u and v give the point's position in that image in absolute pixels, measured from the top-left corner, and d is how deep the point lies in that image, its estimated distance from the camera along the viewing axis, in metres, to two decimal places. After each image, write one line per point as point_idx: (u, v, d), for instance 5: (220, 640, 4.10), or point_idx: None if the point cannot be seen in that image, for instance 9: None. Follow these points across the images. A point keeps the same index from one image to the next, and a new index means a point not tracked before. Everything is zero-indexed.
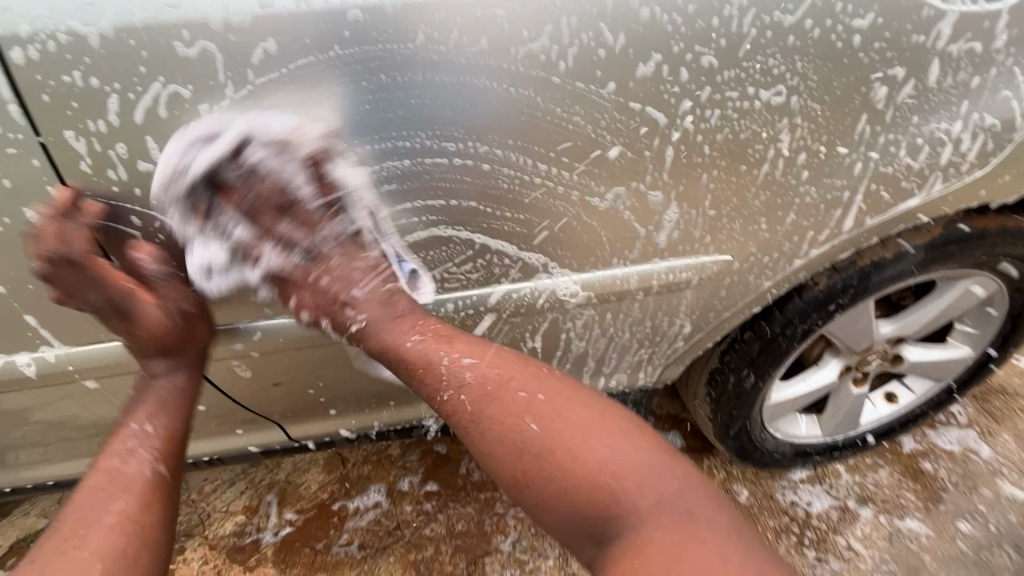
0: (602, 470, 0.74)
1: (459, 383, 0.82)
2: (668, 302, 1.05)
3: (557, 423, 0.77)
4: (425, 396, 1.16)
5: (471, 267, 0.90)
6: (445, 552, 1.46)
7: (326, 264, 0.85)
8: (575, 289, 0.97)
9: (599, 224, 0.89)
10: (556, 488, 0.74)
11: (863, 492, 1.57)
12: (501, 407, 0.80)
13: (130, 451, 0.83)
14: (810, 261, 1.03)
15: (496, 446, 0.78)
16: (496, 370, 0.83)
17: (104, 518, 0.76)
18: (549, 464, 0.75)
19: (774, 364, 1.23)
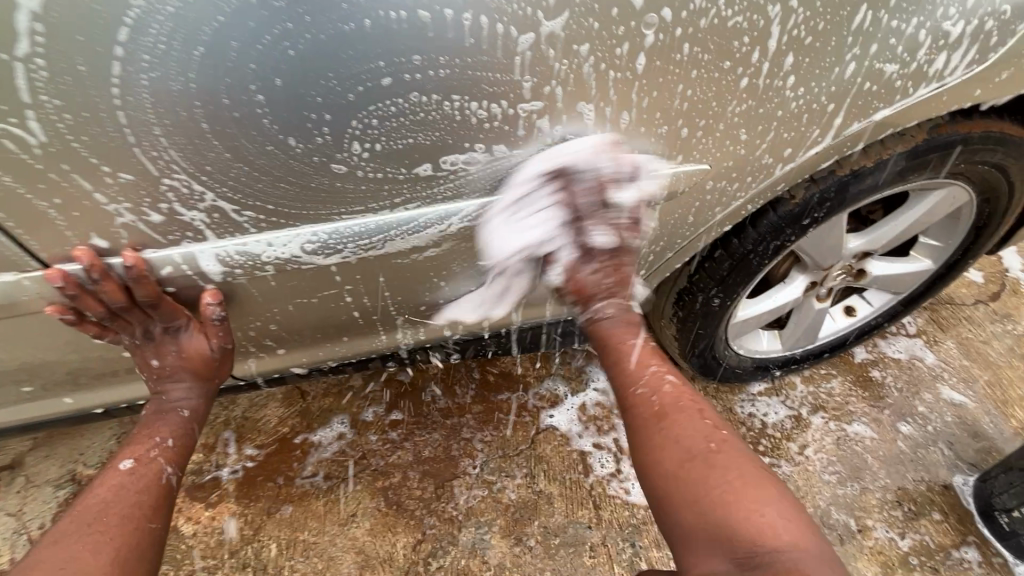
0: (715, 474, 0.80)
1: (653, 391, 0.95)
2: (639, 221, 0.97)
3: (685, 430, 0.88)
4: (380, 330, 1.08)
5: (415, 180, 0.79)
6: (412, 478, 1.45)
7: (244, 183, 0.73)
8: (539, 209, 0.88)
9: (565, 130, 0.79)
10: (669, 488, 0.82)
11: (816, 401, 1.63)
12: (693, 425, 0.88)
13: (148, 458, 0.97)
14: (789, 172, 0.96)
15: (659, 455, 0.86)
16: (692, 398, 0.94)
17: (123, 513, 0.88)
18: (671, 465, 0.84)
19: (743, 283, 1.19)
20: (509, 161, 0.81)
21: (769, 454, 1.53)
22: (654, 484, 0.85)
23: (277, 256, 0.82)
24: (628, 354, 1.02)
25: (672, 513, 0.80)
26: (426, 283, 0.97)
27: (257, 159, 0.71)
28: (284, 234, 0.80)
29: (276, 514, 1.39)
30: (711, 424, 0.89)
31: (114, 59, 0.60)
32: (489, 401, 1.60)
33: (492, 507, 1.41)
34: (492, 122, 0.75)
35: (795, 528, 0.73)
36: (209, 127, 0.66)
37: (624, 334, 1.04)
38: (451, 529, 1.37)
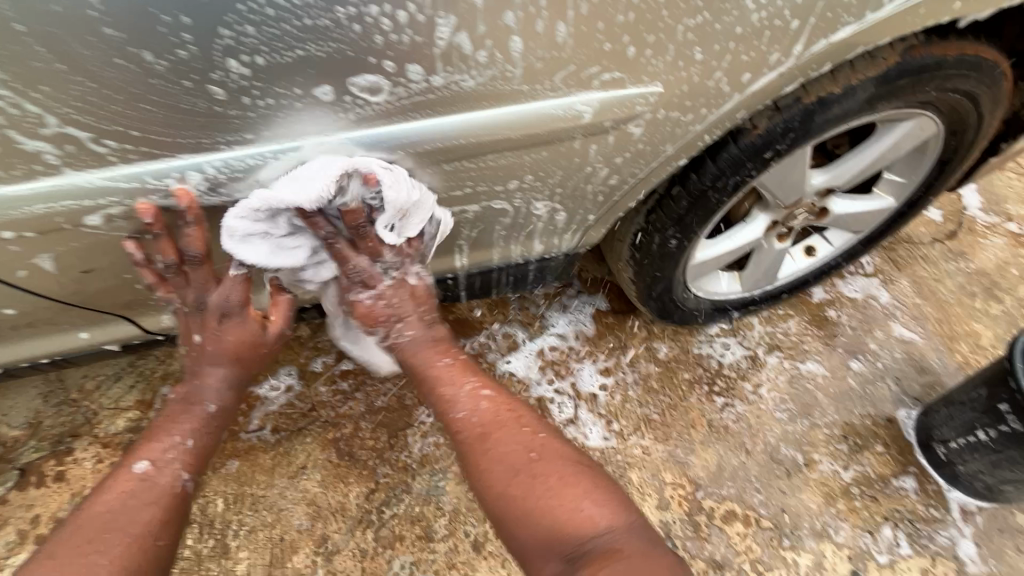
0: (558, 485, 0.83)
1: (472, 410, 0.92)
2: (586, 152, 0.89)
3: (509, 437, 0.89)
4: (310, 276, 0.99)
5: (316, 102, 0.70)
6: (365, 428, 1.41)
7: (110, 108, 0.65)
8: (474, 137, 0.79)
9: (493, 42, 0.70)
10: (505, 495, 0.84)
11: (773, 341, 1.64)
12: (510, 433, 0.89)
13: (166, 462, 0.92)
14: (750, 97, 0.87)
15: (504, 482, 0.85)
16: (508, 405, 0.93)
17: (130, 528, 0.83)
18: (500, 474, 0.85)
19: (701, 222, 1.13)
20: (428, 78, 0.71)
21: (725, 394, 1.54)
22: (489, 507, 0.86)
23: (166, 191, 0.73)
24: (424, 355, 0.97)
25: (512, 524, 0.83)
26: (354, 223, 0.88)
27: (119, 77, 0.63)
28: (163, 166, 0.71)
29: (221, 470, 1.33)
30: (489, 425, 0.90)
31: None
32: None
33: (447, 454, 1.38)
34: (398, 31, 0.66)
35: (613, 518, 0.80)
36: (55, 32, 0.58)
37: (434, 351, 0.98)
38: (405, 477, 1.35)
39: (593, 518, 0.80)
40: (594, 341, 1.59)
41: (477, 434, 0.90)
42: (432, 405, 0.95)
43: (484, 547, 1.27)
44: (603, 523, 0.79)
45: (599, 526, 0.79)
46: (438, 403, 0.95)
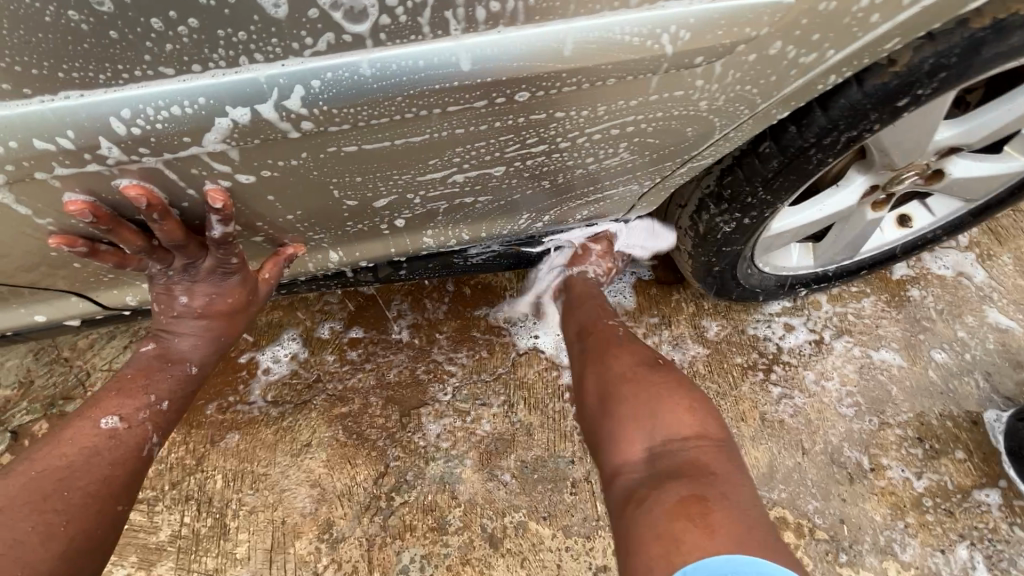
0: (638, 402, 0.85)
1: (613, 332, 1.04)
2: (655, 99, 0.65)
3: (617, 356, 0.97)
4: (293, 247, 0.79)
5: (265, 18, 0.49)
6: (375, 404, 1.28)
7: None
8: (501, 73, 0.56)
9: None
10: (607, 393, 0.90)
11: (842, 324, 1.42)
12: (636, 356, 0.96)
13: (134, 420, 0.80)
14: (899, 20, 0.63)
15: (594, 377, 0.95)
16: (633, 347, 0.99)
17: (92, 489, 0.73)
18: (592, 380, 0.95)
19: (789, 189, 0.89)
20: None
21: (781, 384, 1.35)
22: (584, 411, 0.94)
23: (72, 142, 0.53)
24: (576, 289, 1.16)
25: (610, 418, 0.86)
26: (340, 188, 0.67)
27: None
28: (54, 112, 0.51)
29: (220, 443, 1.23)
30: (620, 358, 0.96)
31: None
32: (464, 319, 1.38)
33: (464, 439, 1.25)
34: None
35: (698, 418, 0.80)
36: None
37: (580, 290, 1.14)
38: (418, 461, 1.22)
39: (684, 418, 0.80)
40: (633, 316, 1.40)
41: (590, 350, 1.02)
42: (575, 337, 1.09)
43: (501, 543, 1.15)
44: (693, 418, 0.80)
45: (687, 425, 0.79)
46: (584, 324, 1.09)
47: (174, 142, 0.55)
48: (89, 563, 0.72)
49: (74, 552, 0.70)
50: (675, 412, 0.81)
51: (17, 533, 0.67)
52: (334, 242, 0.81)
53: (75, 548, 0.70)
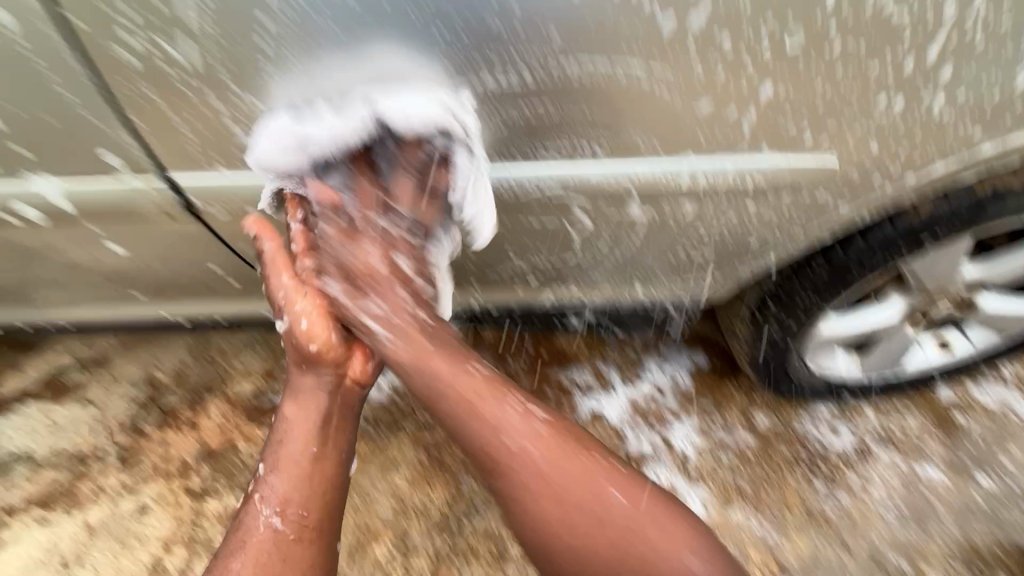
0: (621, 543, 0.77)
1: (530, 438, 0.80)
2: (739, 211, 0.90)
3: (567, 489, 0.78)
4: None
5: (522, 156, 0.79)
6: (455, 437, 1.47)
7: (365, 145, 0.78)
8: (623, 179, 0.82)
9: (696, 119, 0.75)
10: (558, 539, 0.78)
11: (887, 434, 1.52)
12: (575, 472, 0.79)
13: (322, 454, 0.85)
14: (922, 181, 0.86)
15: (544, 523, 0.78)
16: (564, 436, 0.82)
17: (314, 518, 0.83)
18: (546, 520, 0.78)
19: (838, 295, 1.10)
20: (615, 144, 0.78)
21: (825, 480, 1.45)
22: (547, 557, 0.80)
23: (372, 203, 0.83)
24: (439, 361, 0.82)
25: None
26: (514, 250, 0.96)
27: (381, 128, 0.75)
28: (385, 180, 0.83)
29: None
30: (557, 484, 0.79)
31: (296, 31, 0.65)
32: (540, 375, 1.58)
33: None
34: (595, 88, 0.71)
35: (704, 550, 0.78)
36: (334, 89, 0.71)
37: (444, 357, 0.83)
38: (487, 492, 1.39)
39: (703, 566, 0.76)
40: (690, 396, 1.56)
41: (533, 504, 0.79)
42: (502, 480, 0.80)
43: None
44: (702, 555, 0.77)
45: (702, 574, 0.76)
46: (483, 447, 0.80)
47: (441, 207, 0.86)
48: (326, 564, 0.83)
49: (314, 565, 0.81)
50: (679, 562, 0.76)
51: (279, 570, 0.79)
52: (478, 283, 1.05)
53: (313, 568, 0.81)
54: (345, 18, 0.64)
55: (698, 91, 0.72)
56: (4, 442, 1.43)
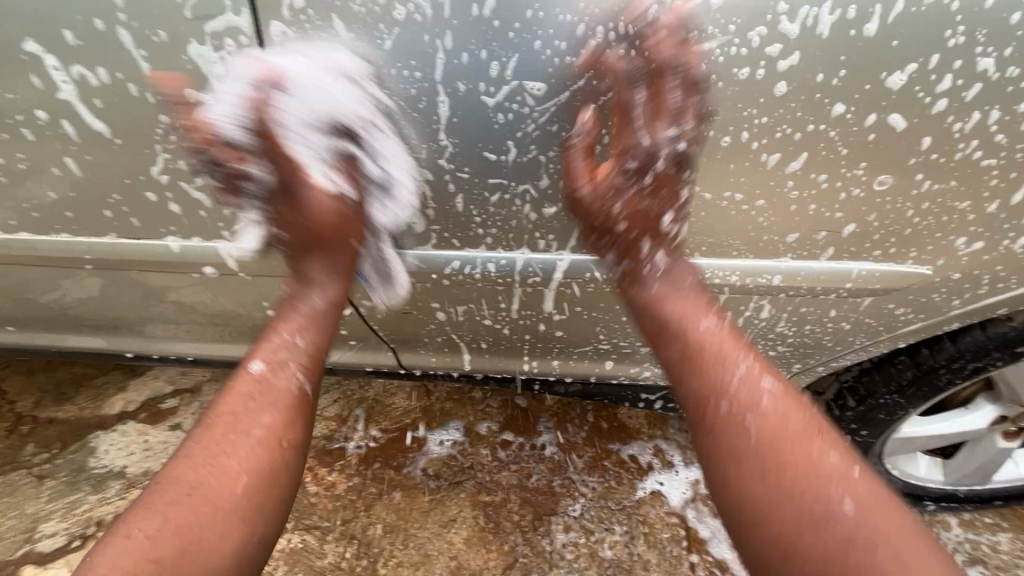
0: (875, 546, 0.59)
1: (743, 397, 0.71)
2: (826, 310, 0.93)
3: (810, 451, 0.66)
4: (524, 355, 1.10)
5: None
6: (513, 501, 1.48)
7: (456, 236, 0.88)
8: (719, 276, 0.87)
9: (791, 231, 0.81)
10: (765, 493, 0.65)
11: (975, 552, 1.41)
12: (817, 447, 0.67)
13: (281, 364, 0.82)
14: (1015, 296, 0.87)
15: (747, 478, 0.66)
16: (791, 401, 0.71)
17: (238, 453, 0.73)
18: (777, 484, 0.64)
19: (923, 397, 1.08)
20: (712, 244, 0.84)
21: None
22: (743, 520, 0.65)
23: (481, 272, 0.92)
24: (679, 306, 0.79)
25: (799, 526, 0.62)
26: (605, 329, 1.03)
27: (487, 227, 0.86)
28: (489, 257, 0.90)
29: (386, 497, 1.48)
30: (782, 455, 0.66)
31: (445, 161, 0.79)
32: (600, 446, 1.59)
33: (587, 556, 1.39)
34: (697, 199, 0.78)
35: None
36: (461, 203, 0.84)
37: (675, 299, 0.79)
38: (542, 563, 1.38)
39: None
40: None
41: (756, 472, 0.66)
42: (718, 429, 0.70)
43: None
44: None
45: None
46: (698, 388, 0.74)
47: (532, 279, 0.93)
48: (259, 516, 0.72)
49: (236, 503, 0.70)
50: None
51: (185, 485, 0.69)
52: (561, 355, 1.10)
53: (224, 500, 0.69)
54: (493, 144, 0.76)
55: (790, 225, 0.80)
56: (102, 458, 1.55)
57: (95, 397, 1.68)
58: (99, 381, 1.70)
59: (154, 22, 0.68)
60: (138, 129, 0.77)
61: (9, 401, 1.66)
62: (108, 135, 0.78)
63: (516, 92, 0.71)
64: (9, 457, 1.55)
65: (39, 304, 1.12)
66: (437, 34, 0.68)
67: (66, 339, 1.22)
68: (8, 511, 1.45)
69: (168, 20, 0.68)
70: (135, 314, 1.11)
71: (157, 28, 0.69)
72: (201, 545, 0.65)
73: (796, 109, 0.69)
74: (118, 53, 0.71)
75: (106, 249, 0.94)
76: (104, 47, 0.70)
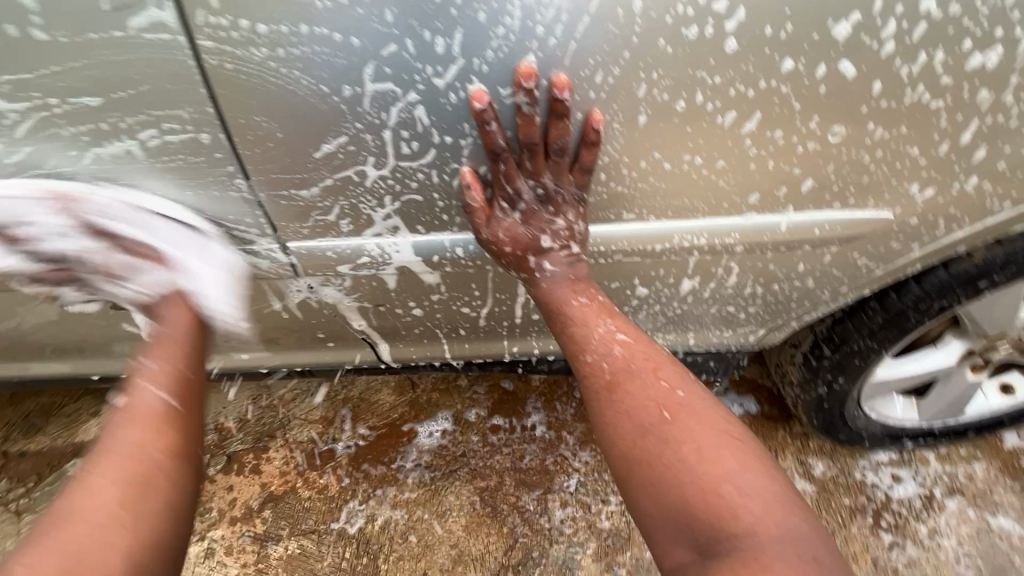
0: (683, 450, 0.65)
1: (604, 355, 0.78)
2: (796, 265, 0.94)
3: (642, 390, 0.73)
4: (504, 337, 1.09)
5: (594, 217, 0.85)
6: (508, 484, 1.49)
7: (422, 223, 0.87)
8: (689, 239, 0.87)
9: (754, 188, 0.81)
10: (610, 425, 0.72)
11: (953, 483, 1.47)
12: (647, 381, 0.74)
13: (159, 384, 0.83)
14: (973, 234, 0.89)
15: (596, 414, 0.75)
16: (647, 352, 0.77)
17: (143, 465, 0.73)
18: (616, 416, 0.72)
19: (894, 340, 1.11)
20: (679, 206, 0.83)
21: (892, 531, 1.39)
22: (603, 454, 0.73)
23: (451, 257, 0.91)
24: (562, 289, 0.84)
25: (625, 448, 0.69)
26: None
27: (451, 209, 0.84)
28: (460, 239, 0.89)
29: (380, 493, 1.47)
30: (619, 393, 0.74)
31: (404, 150, 0.76)
32: (590, 421, 1.60)
33: (585, 528, 1.41)
34: (660, 166, 0.78)
35: (760, 504, 0.60)
36: (423, 191, 0.82)
37: (567, 285, 0.85)
38: (543, 541, 1.39)
39: (749, 507, 0.60)
40: None
41: (604, 410, 0.74)
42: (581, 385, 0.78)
43: None
44: (758, 506, 0.60)
45: (749, 509, 0.60)
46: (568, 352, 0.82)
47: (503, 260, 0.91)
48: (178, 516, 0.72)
49: (152, 510, 0.69)
50: (719, 496, 0.61)
51: (92, 513, 0.66)
52: (541, 334, 1.10)
53: (141, 512, 0.68)
54: (449, 127, 0.74)
55: (753, 185, 0.80)
56: None
57: (67, 426, 1.62)
58: (70, 409, 1.64)
59: (76, 25, 0.64)
60: (73, 141, 0.73)
61: None
62: (39, 149, 0.74)
63: (465, 72, 0.69)
64: None
65: None
66: (376, 14, 0.65)
67: (26, 368, 1.16)
68: None
69: (90, 21, 0.64)
70: (96, 335, 1.06)
71: (79, 29, 0.64)
72: (123, 547, 0.64)
73: (748, 67, 0.68)
74: (41, 60, 0.66)
75: (52, 269, 0.88)
76: (24, 54, 0.66)
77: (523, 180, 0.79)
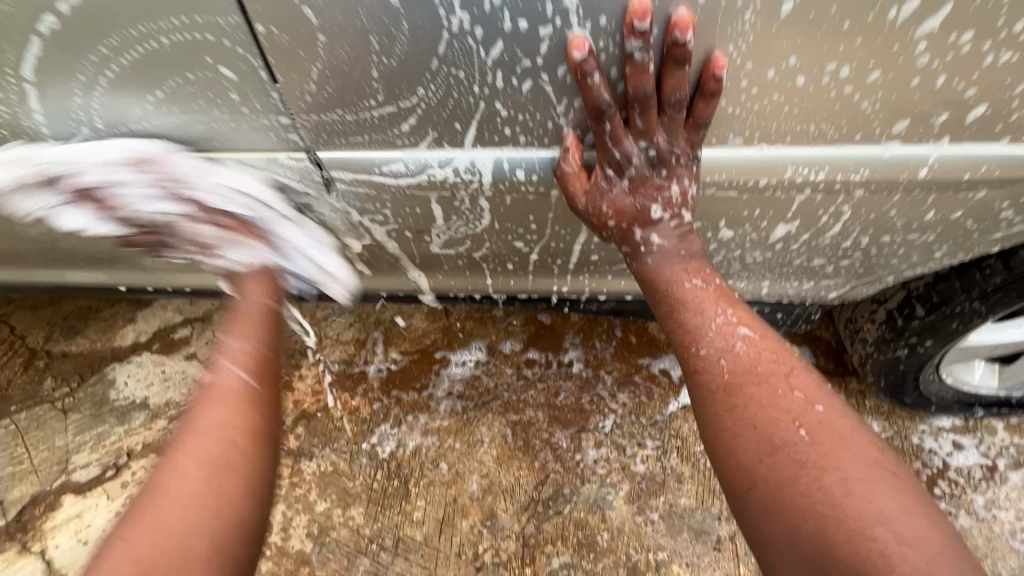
0: (823, 475, 0.59)
1: (724, 352, 0.72)
2: (919, 212, 0.78)
3: (771, 397, 0.67)
4: (555, 274, 0.98)
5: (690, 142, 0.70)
6: (541, 419, 1.45)
7: (480, 139, 0.73)
8: (801, 175, 0.72)
9: (900, 108, 0.64)
10: (730, 430, 0.67)
11: (1020, 456, 1.36)
12: (775, 387, 0.68)
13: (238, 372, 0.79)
14: None
15: (714, 416, 0.69)
16: (775, 354, 0.71)
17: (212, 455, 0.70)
18: (737, 422, 0.67)
19: (1009, 304, 0.96)
20: (797, 131, 0.67)
21: (946, 499, 1.31)
22: (715, 461, 0.68)
23: (510, 183, 0.78)
24: (674, 272, 0.78)
25: (751, 461, 0.64)
26: None
27: (518, 123, 0.70)
28: (522, 161, 0.75)
29: (412, 419, 1.45)
30: (741, 394, 0.68)
31: (469, 41, 0.62)
32: (629, 362, 1.53)
33: (619, 470, 1.37)
34: (792, 75, 0.61)
35: (918, 552, 0.52)
36: (487, 97, 0.67)
37: (679, 268, 0.78)
38: (574, 479, 1.36)
39: (906, 557, 0.52)
40: None
41: (724, 413, 0.68)
42: (695, 381, 0.73)
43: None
44: (919, 558, 0.52)
45: (906, 558, 0.52)
46: (677, 342, 0.76)
47: None
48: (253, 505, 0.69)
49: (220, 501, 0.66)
50: (868, 536, 0.54)
51: (162, 505, 0.64)
52: (598, 274, 0.98)
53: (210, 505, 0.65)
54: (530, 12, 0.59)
55: (901, 105, 0.63)
56: (122, 390, 1.52)
57: (104, 330, 1.62)
58: (106, 313, 1.64)
59: None
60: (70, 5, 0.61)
61: (19, 336, 1.62)
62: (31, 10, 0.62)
63: None
64: (29, 392, 1.53)
65: (14, 237, 1.01)
66: None
67: (54, 273, 1.12)
68: (39, 444, 1.45)
69: None
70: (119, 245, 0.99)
71: None
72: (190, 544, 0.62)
73: None
74: None
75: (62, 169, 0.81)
76: None
77: (632, 140, 0.68)
